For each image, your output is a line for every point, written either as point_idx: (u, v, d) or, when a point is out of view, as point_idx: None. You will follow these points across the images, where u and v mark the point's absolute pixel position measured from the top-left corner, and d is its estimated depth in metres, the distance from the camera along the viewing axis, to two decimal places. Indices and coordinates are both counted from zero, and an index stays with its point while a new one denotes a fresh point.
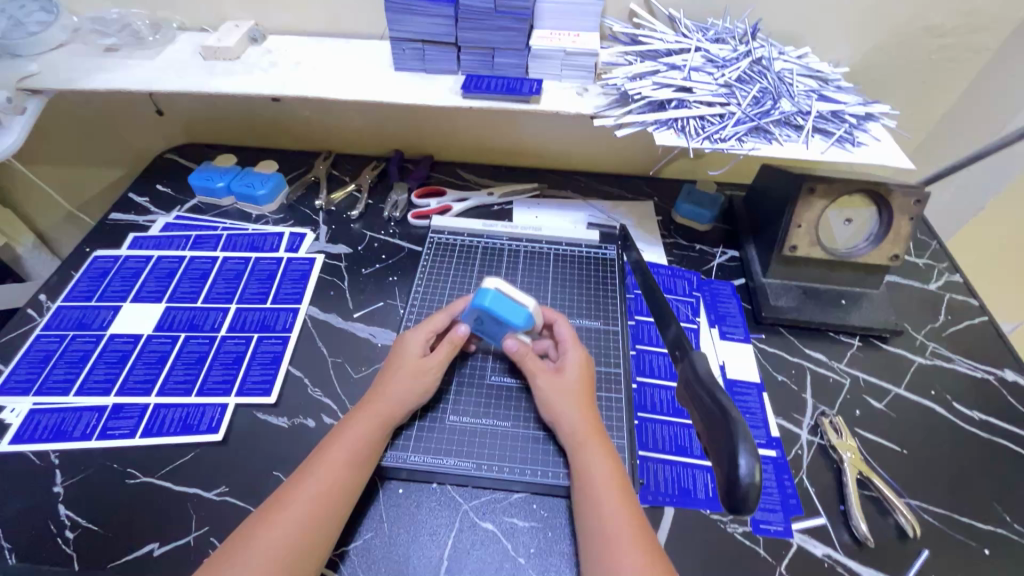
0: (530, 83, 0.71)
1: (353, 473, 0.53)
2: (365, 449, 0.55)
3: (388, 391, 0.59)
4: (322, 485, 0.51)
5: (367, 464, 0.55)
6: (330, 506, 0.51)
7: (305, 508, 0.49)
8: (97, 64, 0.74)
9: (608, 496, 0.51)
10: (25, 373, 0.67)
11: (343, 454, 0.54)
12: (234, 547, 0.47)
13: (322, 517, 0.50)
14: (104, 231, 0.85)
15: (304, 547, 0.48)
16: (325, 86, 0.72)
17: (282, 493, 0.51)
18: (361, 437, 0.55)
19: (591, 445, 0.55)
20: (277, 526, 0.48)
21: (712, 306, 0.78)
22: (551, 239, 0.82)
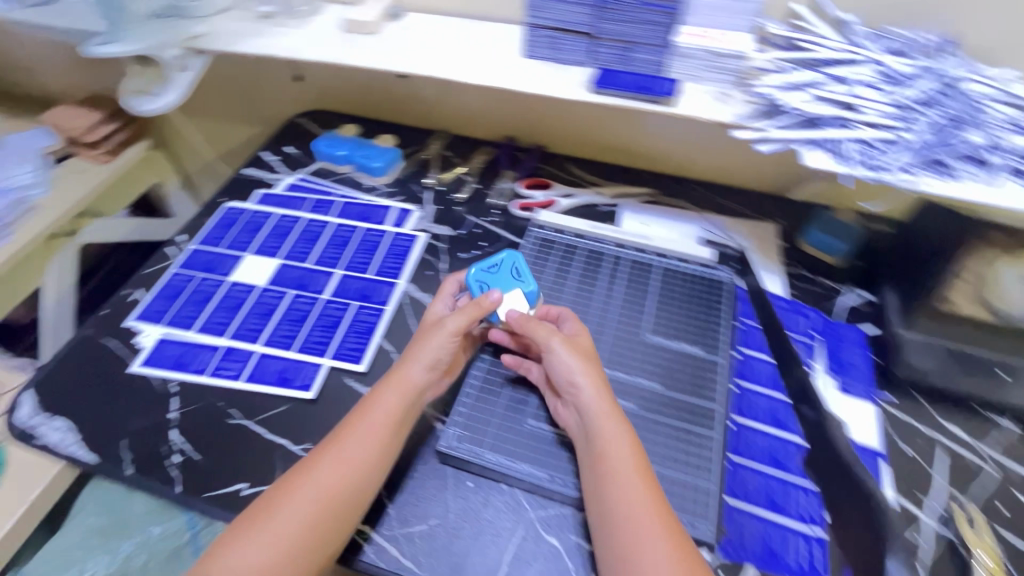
0: (666, 82, 0.66)
1: (376, 443, 0.53)
2: (384, 426, 0.55)
3: (413, 358, 0.58)
4: (339, 468, 0.51)
5: (387, 441, 0.54)
6: (353, 474, 0.51)
7: (317, 490, 0.50)
8: (253, 30, 0.80)
9: (639, 497, 0.49)
10: (159, 304, 0.74)
11: (360, 431, 0.54)
12: (264, 505, 0.50)
13: (332, 498, 0.50)
14: (237, 184, 0.92)
15: (314, 529, 0.48)
16: (452, 68, 0.71)
17: (307, 461, 0.52)
18: (380, 410, 0.55)
19: (609, 420, 0.53)
20: (291, 504, 0.49)
21: (835, 353, 0.69)
22: (661, 251, 0.76)
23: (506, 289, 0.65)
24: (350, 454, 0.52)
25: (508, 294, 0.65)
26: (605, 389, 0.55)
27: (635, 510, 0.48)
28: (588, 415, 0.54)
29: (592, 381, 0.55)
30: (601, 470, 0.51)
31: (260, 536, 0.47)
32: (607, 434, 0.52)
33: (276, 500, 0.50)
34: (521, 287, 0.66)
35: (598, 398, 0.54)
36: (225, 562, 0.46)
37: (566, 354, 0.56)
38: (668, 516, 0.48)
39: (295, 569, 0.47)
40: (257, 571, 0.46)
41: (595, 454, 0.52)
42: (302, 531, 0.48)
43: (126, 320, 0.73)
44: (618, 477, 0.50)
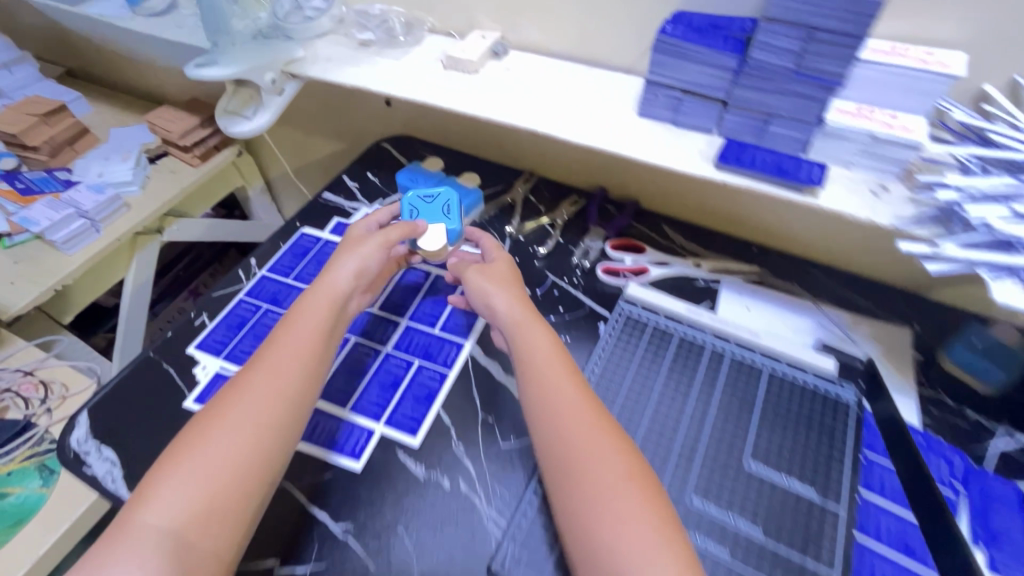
0: (807, 165, 0.56)
1: (303, 360, 0.57)
2: (310, 336, 0.59)
3: (332, 278, 0.64)
4: (265, 380, 0.54)
5: (314, 344, 0.58)
6: (277, 404, 0.53)
7: (245, 405, 0.52)
8: (351, 58, 0.76)
9: (567, 401, 0.54)
10: (222, 334, 0.72)
11: (281, 343, 0.58)
12: (186, 446, 0.50)
13: (263, 403, 0.53)
14: (314, 209, 0.89)
15: (254, 436, 0.51)
16: (556, 120, 0.64)
17: (222, 400, 0.53)
18: (304, 321, 0.60)
19: (528, 321, 0.62)
20: (232, 421, 0.51)
21: (983, 515, 0.56)
22: (769, 351, 0.65)
23: (431, 220, 0.71)
24: (276, 365, 0.56)
25: (430, 224, 0.71)
26: (525, 300, 0.64)
27: (566, 411, 0.53)
28: (511, 323, 0.62)
29: (511, 295, 0.64)
30: (532, 370, 0.57)
31: (192, 460, 0.49)
32: (529, 333, 0.60)
33: (202, 424, 0.52)
34: (444, 223, 0.71)
35: (517, 308, 0.63)
36: (162, 492, 0.47)
37: (484, 279, 0.66)
38: (599, 412, 0.53)
39: (247, 478, 0.50)
40: (202, 487, 0.48)
41: (520, 356, 0.59)
42: (242, 440, 0.50)
43: (187, 346, 0.71)
44: (541, 373, 0.56)
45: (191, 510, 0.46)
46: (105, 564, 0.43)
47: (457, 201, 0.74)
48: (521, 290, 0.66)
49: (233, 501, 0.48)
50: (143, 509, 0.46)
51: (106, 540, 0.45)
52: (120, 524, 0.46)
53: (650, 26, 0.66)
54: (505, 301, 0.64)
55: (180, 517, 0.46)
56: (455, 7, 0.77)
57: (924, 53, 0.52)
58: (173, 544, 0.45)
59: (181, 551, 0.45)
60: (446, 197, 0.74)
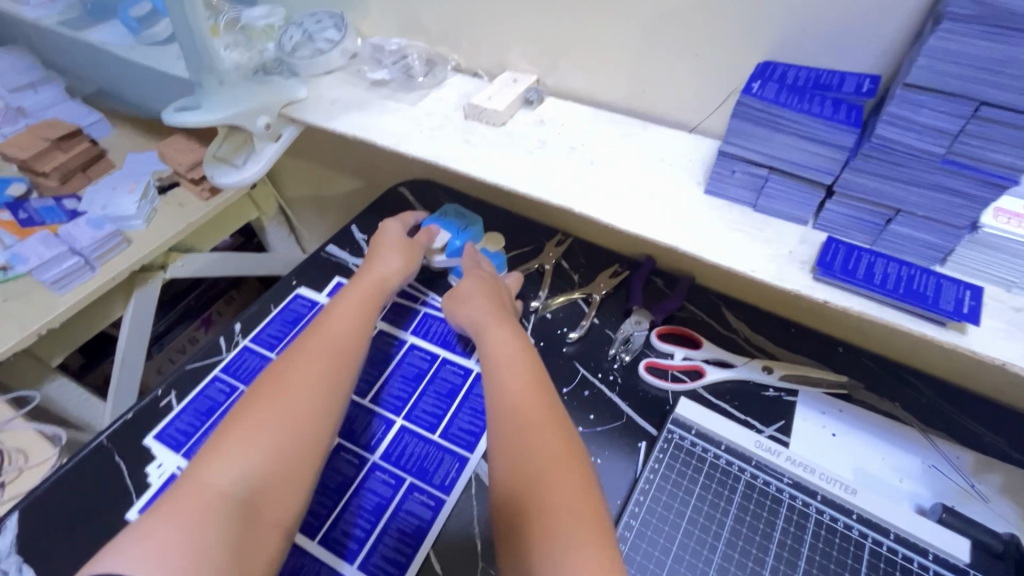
0: (952, 287, 0.39)
1: (355, 330, 0.55)
2: (363, 314, 0.58)
3: (375, 268, 0.63)
4: (320, 348, 0.52)
5: (367, 322, 0.57)
6: (334, 365, 0.51)
7: (309, 370, 0.49)
8: (359, 101, 0.65)
9: (532, 397, 0.48)
10: (187, 423, 0.61)
11: (339, 317, 0.56)
12: (243, 413, 0.45)
13: (327, 370, 0.50)
14: (314, 263, 0.78)
15: (318, 402, 0.48)
16: (597, 194, 0.50)
17: (276, 371, 0.50)
18: (359, 300, 0.59)
19: (493, 322, 0.58)
20: (293, 382, 0.48)
21: None
22: (870, 518, 0.49)
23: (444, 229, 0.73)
24: (339, 338, 0.54)
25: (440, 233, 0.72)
26: (498, 306, 0.60)
27: (531, 406, 0.47)
28: (479, 329, 0.58)
29: (477, 300, 0.61)
30: (496, 369, 0.52)
31: (263, 416, 0.45)
32: (495, 331, 0.56)
33: (268, 387, 0.47)
34: (451, 237, 0.72)
35: (481, 313, 0.59)
36: (229, 448, 0.42)
37: (452, 295, 0.64)
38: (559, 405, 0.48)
39: (311, 439, 0.45)
40: (269, 448, 0.43)
41: (485, 358, 0.54)
42: (310, 402, 0.47)
43: (146, 436, 0.60)
44: (506, 368, 0.51)
45: (264, 468, 0.42)
46: (164, 524, 0.36)
47: (481, 230, 0.74)
48: (495, 297, 0.62)
49: (301, 466, 0.44)
50: (209, 465, 0.41)
51: (164, 502, 0.38)
52: (177, 485, 0.40)
53: (727, 78, 0.51)
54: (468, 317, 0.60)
55: (252, 476, 0.41)
56: (484, 44, 0.65)
57: None
58: (246, 507, 0.40)
59: (253, 516, 0.39)
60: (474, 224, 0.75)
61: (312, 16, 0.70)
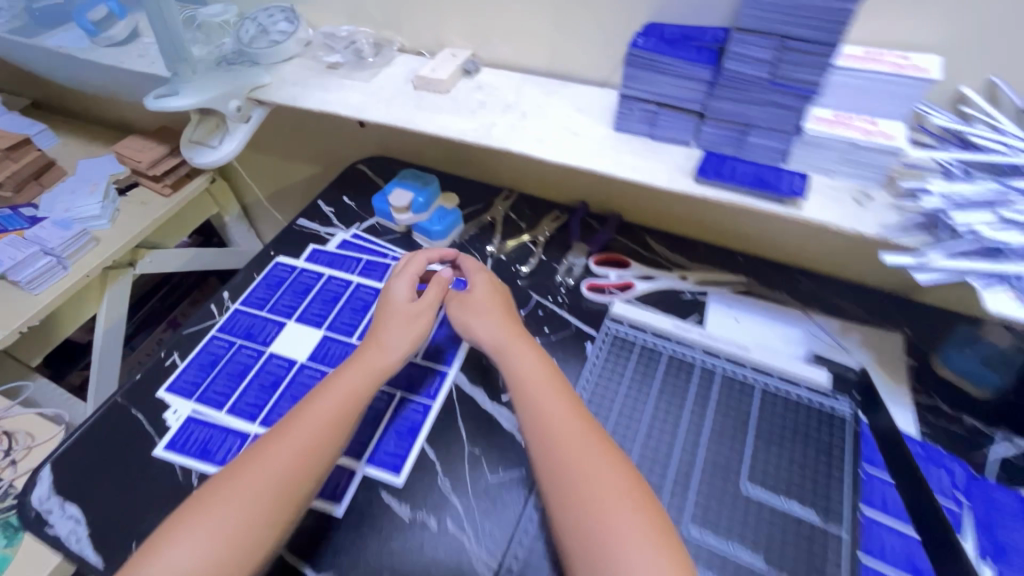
0: (788, 176, 0.54)
1: (334, 418, 0.55)
2: (338, 413, 0.56)
3: (380, 341, 0.62)
4: (291, 434, 0.53)
5: (343, 423, 0.55)
6: (301, 458, 0.52)
7: (267, 486, 0.49)
8: (318, 81, 0.74)
9: (564, 447, 0.51)
10: (193, 374, 0.69)
11: (312, 418, 0.55)
12: (200, 500, 0.49)
13: (286, 466, 0.51)
14: (288, 236, 0.86)
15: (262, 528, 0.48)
16: (530, 139, 0.62)
17: (249, 455, 0.52)
18: (343, 392, 0.57)
19: (511, 347, 0.61)
20: (249, 475, 0.50)
21: (987, 526, 0.54)
22: (761, 366, 0.63)
23: (405, 188, 0.82)
24: (307, 447, 0.52)
25: (402, 193, 0.81)
26: (520, 334, 0.63)
27: (562, 461, 0.50)
28: (509, 375, 0.59)
29: (503, 332, 0.63)
30: (535, 420, 0.54)
31: (213, 510, 0.48)
32: (522, 364, 0.59)
33: (219, 490, 0.49)
34: (413, 195, 0.81)
35: (502, 330, 0.63)
36: (173, 541, 0.46)
37: (480, 317, 0.65)
38: (598, 447, 0.51)
39: (249, 535, 0.47)
40: (203, 565, 0.45)
41: (523, 405, 0.56)
42: (260, 500, 0.49)
43: (157, 390, 0.67)
44: (543, 417, 0.54)
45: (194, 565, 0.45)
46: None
47: (437, 187, 0.84)
48: (511, 319, 0.65)
49: (238, 561, 0.46)
50: (158, 554, 0.45)
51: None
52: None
53: (624, 38, 0.65)
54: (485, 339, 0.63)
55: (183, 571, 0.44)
56: (424, 25, 0.75)
57: (899, 57, 0.52)
58: None
59: None
60: (431, 181, 0.84)
61: (266, 11, 0.79)
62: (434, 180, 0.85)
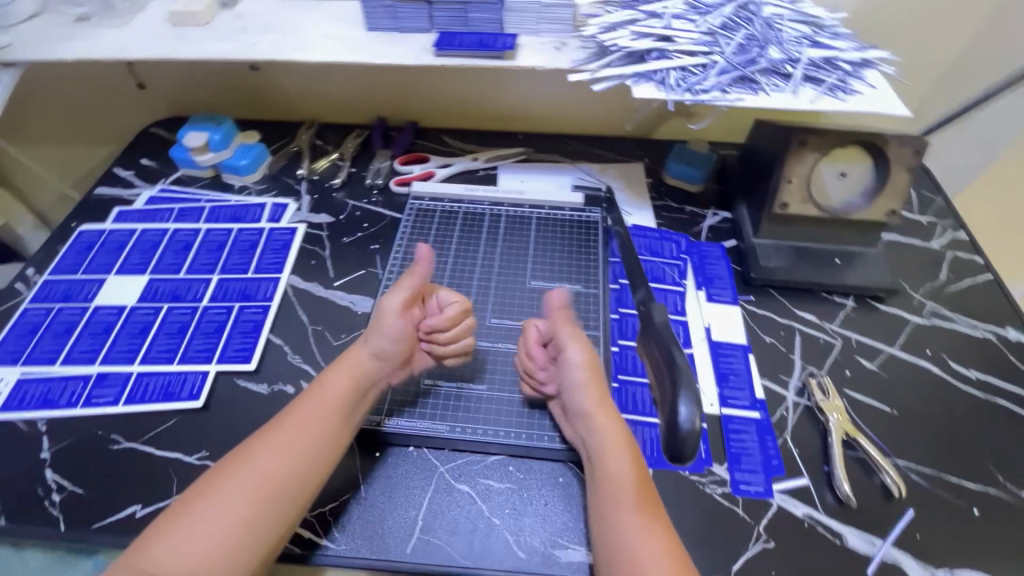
0: (505, 38, 0.68)
1: (311, 460, 0.50)
2: (331, 423, 0.53)
3: (322, 384, 0.55)
4: (277, 451, 0.49)
5: (335, 434, 0.53)
6: (276, 492, 0.47)
7: (264, 492, 0.47)
8: (68, 34, 0.73)
9: (626, 498, 0.48)
10: (14, 344, 0.68)
11: (299, 429, 0.51)
12: (185, 506, 0.46)
13: (268, 492, 0.47)
14: (88, 205, 0.85)
15: (258, 538, 0.46)
16: (295, 50, 0.70)
17: (227, 464, 0.49)
18: (318, 418, 0.52)
19: (599, 421, 0.53)
20: (226, 491, 0.46)
21: (700, 268, 0.76)
22: (534, 203, 0.79)
23: (199, 130, 0.84)
24: (300, 456, 0.50)
25: (197, 134, 0.84)
26: (615, 419, 0.53)
27: (631, 528, 0.46)
28: (598, 456, 0.51)
29: (612, 431, 0.52)
30: (613, 494, 0.49)
31: (196, 522, 0.44)
32: (606, 432, 0.52)
33: (215, 488, 0.47)
34: (209, 135, 0.84)
35: (601, 413, 0.53)
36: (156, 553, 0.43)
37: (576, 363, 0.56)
38: (652, 500, 0.48)
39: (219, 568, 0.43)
40: None
41: (606, 476, 0.50)
42: (233, 530, 0.45)
43: None
44: (615, 484, 0.49)
45: None
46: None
47: (233, 125, 0.87)
48: (608, 398, 0.55)
49: None
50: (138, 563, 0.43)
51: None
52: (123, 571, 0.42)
53: None
54: (580, 399, 0.54)
55: None
56: None
57: None
58: None
59: None
60: (226, 121, 0.87)
61: None
62: (228, 120, 0.88)
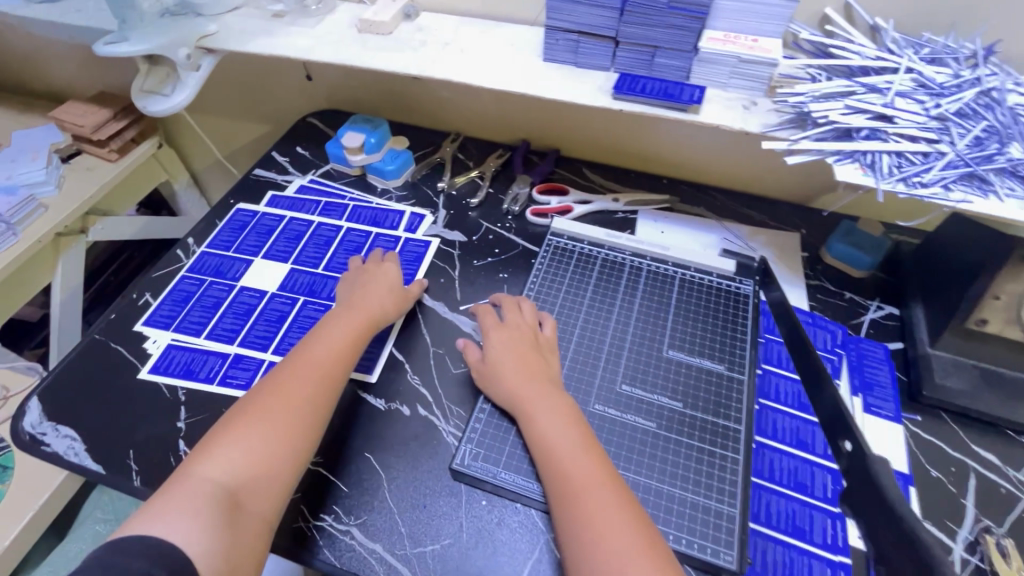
0: (690, 89, 0.64)
1: (332, 377, 0.58)
2: (342, 349, 0.61)
3: (327, 325, 0.63)
4: (305, 369, 0.58)
5: (346, 365, 0.61)
6: (316, 400, 0.56)
7: (289, 413, 0.54)
8: (265, 29, 0.77)
9: (572, 454, 0.50)
10: (168, 309, 0.73)
11: (313, 355, 0.59)
12: (233, 417, 0.54)
13: (304, 403, 0.55)
14: (246, 186, 0.90)
15: (294, 451, 0.52)
16: (470, 71, 0.69)
17: (266, 385, 0.56)
18: (332, 345, 0.61)
19: (529, 391, 0.56)
20: (272, 402, 0.54)
21: (858, 370, 0.67)
22: (679, 261, 0.74)
23: (357, 131, 0.87)
24: (327, 375, 0.58)
25: (355, 135, 0.87)
26: (542, 387, 0.57)
27: (577, 476, 0.49)
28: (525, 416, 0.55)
29: (533, 391, 0.56)
30: (553, 461, 0.51)
31: (248, 427, 0.52)
32: (536, 397, 0.56)
33: (246, 412, 0.53)
34: (365, 137, 0.87)
35: (516, 382, 0.57)
36: (215, 451, 0.50)
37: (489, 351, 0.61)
38: (599, 454, 0.51)
39: (278, 459, 0.52)
40: (241, 471, 0.50)
41: (542, 444, 0.52)
42: (286, 429, 0.53)
43: (134, 325, 0.72)
44: (550, 442, 0.52)
45: (236, 473, 0.49)
46: (162, 512, 0.45)
47: (388, 129, 0.90)
48: (529, 371, 0.58)
49: (273, 482, 0.51)
50: (202, 461, 0.50)
51: (157, 494, 0.47)
52: (175, 482, 0.48)
53: None
54: (493, 388, 0.59)
55: (231, 475, 0.49)
56: None
57: None
58: (228, 500, 0.48)
59: (235, 506, 0.48)
60: (382, 125, 0.90)
61: None
62: (384, 124, 0.90)
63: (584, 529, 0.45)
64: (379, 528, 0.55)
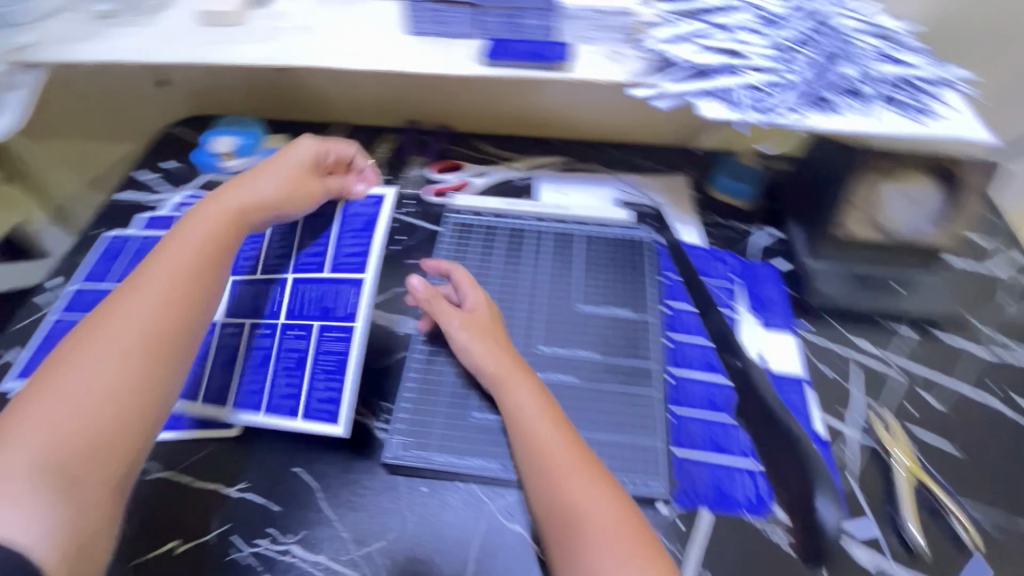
0: (558, 47, 0.64)
1: (169, 299, 0.51)
2: (180, 266, 0.54)
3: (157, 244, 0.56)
4: (134, 296, 0.51)
5: (188, 284, 0.53)
6: (149, 333, 0.49)
7: (114, 367, 0.47)
8: (91, 33, 0.69)
9: (549, 433, 0.51)
10: (42, 360, 0.65)
11: (143, 276, 0.52)
12: (58, 365, 0.47)
13: (135, 337, 0.49)
14: (112, 212, 0.81)
15: (135, 397, 0.47)
16: (334, 54, 0.66)
17: (91, 322, 0.49)
18: (165, 268, 0.53)
19: (506, 374, 0.56)
20: (96, 343, 0.48)
21: (753, 292, 0.73)
22: (579, 219, 0.76)
23: (228, 136, 0.83)
24: (158, 301, 0.51)
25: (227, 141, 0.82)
26: (512, 359, 0.57)
27: (558, 455, 0.49)
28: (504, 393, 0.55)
29: (512, 365, 0.56)
30: (534, 446, 0.50)
31: (70, 376, 0.46)
32: (512, 379, 0.55)
33: (67, 365, 0.46)
34: (239, 142, 0.82)
35: (499, 353, 0.57)
36: (39, 407, 0.44)
37: (477, 307, 0.61)
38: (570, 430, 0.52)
39: (115, 410, 0.46)
40: (72, 429, 0.44)
41: (521, 427, 0.52)
42: (117, 372, 0.47)
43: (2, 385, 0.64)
44: (528, 424, 0.52)
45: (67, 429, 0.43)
46: None
47: (264, 130, 0.85)
48: (508, 344, 0.59)
49: (118, 436, 0.45)
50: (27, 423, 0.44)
51: None
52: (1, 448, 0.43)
53: None
54: (463, 335, 0.59)
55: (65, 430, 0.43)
56: None
57: None
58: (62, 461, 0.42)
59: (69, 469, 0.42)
60: (257, 127, 0.85)
61: None
62: (259, 125, 0.86)
63: (565, 508, 0.46)
64: (321, 539, 0.53)
